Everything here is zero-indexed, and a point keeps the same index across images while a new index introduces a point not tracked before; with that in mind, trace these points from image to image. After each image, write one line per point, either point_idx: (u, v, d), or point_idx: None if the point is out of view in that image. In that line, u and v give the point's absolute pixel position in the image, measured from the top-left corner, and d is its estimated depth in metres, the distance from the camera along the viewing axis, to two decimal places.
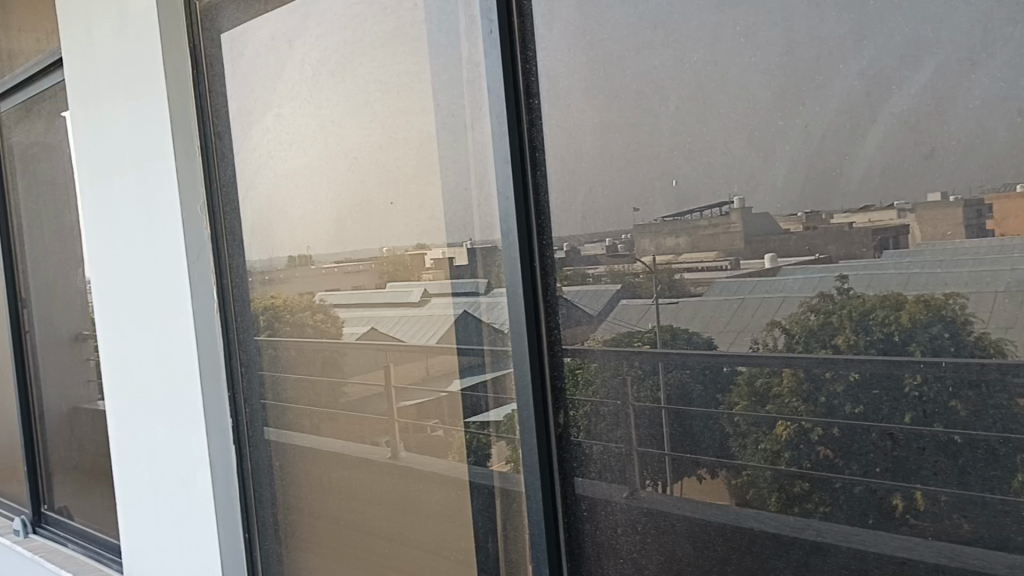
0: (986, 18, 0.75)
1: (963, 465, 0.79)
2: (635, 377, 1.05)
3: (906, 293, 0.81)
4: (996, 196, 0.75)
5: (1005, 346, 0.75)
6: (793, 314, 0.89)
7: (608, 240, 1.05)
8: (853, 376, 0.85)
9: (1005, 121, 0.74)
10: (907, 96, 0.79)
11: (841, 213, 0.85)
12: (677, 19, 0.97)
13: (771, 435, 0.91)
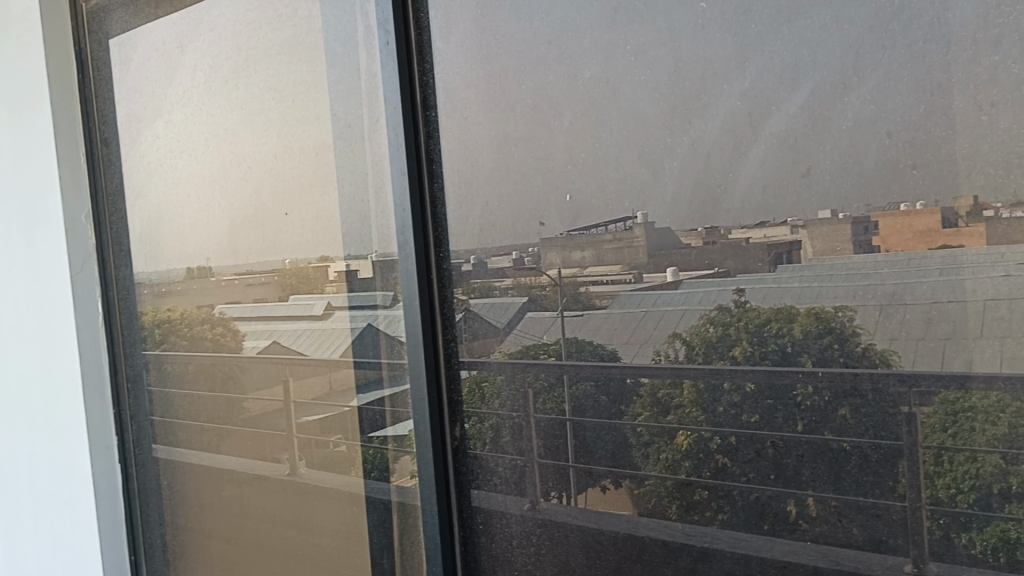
0: (857, 43, 0.79)
1: (838, 470, 0.82)
2: (535, 390, 1.05)
3: (798, 306, 0.83)
4: (881, 213, 0.78)
5: (890, 356, 0.78)
6: (693, 326, 0.90)
7: (515, 253, 1.05)
8: (750, 387, 0.87)
9: (875, 142, 0.78)
10: (785, 117, 0.83)
11: (738, 228, 0.86)
12: (571, 36, 0.99)
13: (673, 444, 0.92)
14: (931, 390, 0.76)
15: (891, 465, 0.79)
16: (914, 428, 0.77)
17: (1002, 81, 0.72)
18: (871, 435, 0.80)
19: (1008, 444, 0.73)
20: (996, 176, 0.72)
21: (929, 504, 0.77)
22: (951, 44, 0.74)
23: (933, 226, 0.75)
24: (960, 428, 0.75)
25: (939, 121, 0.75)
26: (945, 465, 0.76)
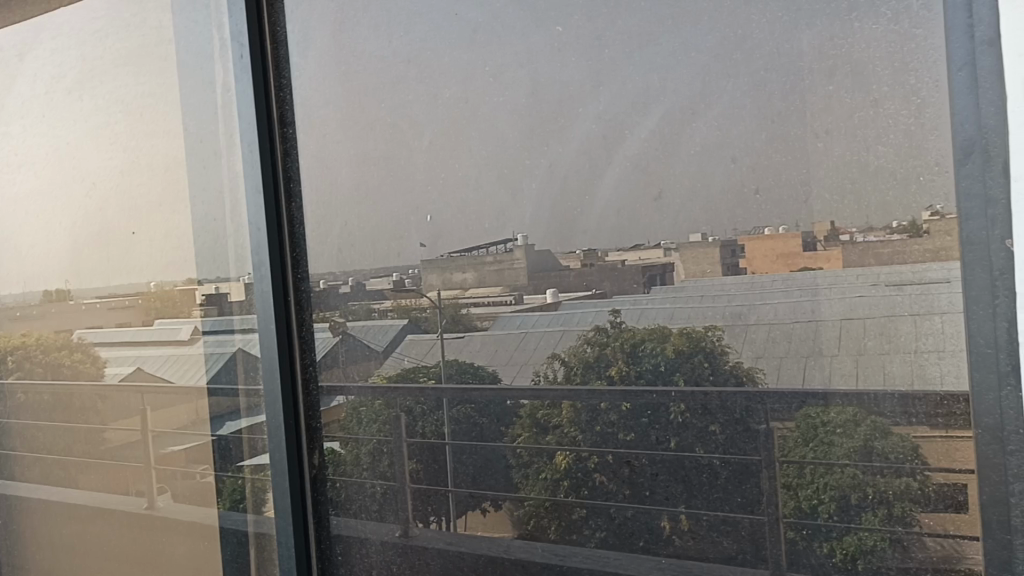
0: (704, 71, 0.81)
1: (691, 487, 0.84)
2: (406, 412, 1.02)
3: (670, 327, 0.84)
4: (748, 237, 0.79)
5: (755, 374, 0.80)
6: (572, 346, 0.89)
7: (395, 275, 1.02)
8: (624, 406, 0.87)
9: (722, 166, 0.80)
10: (638, 140, 0.84)
11: (614, 250, 0.86)
12: (431, 55, 0.99)
13: (551, 464, 0.91)
14: (777, 407, 0.79)
15: (751, 481, 0.80)
16: (772, 443, 0.79)
17: (836, 110, 0.75)
18: (724, 451, 0.82)
19: (860, 458, 0.74)
20: (832, 201, 0.75)
21: (787, 517, 0.78)
22: (791, 73, 0.77)
23: (796, 249, 0.77)
24: (820, 441, 0.76)
25: (780, 147, 0.77)
26: (807, 477, 0.77)
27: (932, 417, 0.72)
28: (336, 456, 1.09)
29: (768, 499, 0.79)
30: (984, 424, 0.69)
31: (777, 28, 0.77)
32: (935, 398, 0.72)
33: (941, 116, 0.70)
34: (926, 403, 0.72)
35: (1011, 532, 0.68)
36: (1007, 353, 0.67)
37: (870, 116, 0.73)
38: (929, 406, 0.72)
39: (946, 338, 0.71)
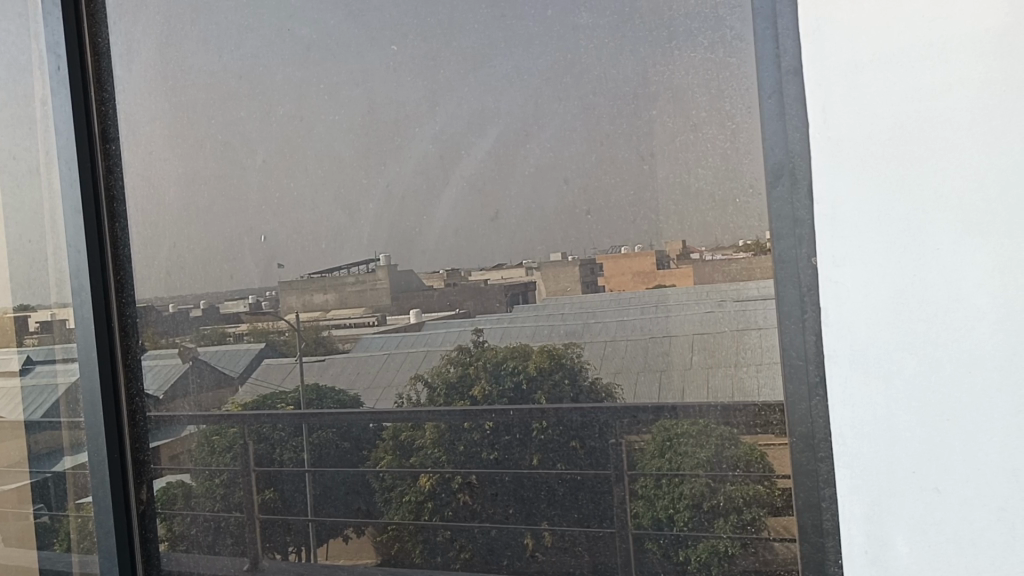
0: (535, 93, 0.82)
1: (530, 506, 0.84)
2: (257, 438, 0.97)
3: (532, 344, 0.84)
4: (605, 256, 0.79)
5: (614, 390, 0.80)
6: (434, 367, 0.88)
7: (252, 298, 0.96)
8: (488, 425, 0.86)
9: (554, 188, 0.81)
10: (473, 161, 0.84)
11: (477, 270, 0.85)
12: (262, 71, 0.96)
13: (415, 486, 0.89)
14: (608, 421, 0.81)
15: (604, 494, 0.82)
16: (621, 458, 0.81)
17: (659, 134, 0.78)
18: (560, 468, 0.83)
19: (715, 467, 0.76)
20: (657, 222, 0.78)
21: (644, 527, 0.80)
22: (617, 98, 0.79)
23: (650, 267, 0.78)
24: (674, 452, 0.78)
25: (609, 169, 0.79)
26: (663, 487, 0.78)
27: (750, 427, 0.75)
28: (187, 488, 1.02)
29: (615, 509, 0.81)
30: (797, 432, 0.73)
31: (604, 54, 0.80)
32: (754, 408, 0.75)
33: (753, 140, 0.75)
34: (745, 415, 0.75)
35: (823, 535, 0.72)
36: (815, 365, 0.72)
37: (690, 140, 0.77)
38: (747, 417, 0.75)
39: (762, 352, 0.75)
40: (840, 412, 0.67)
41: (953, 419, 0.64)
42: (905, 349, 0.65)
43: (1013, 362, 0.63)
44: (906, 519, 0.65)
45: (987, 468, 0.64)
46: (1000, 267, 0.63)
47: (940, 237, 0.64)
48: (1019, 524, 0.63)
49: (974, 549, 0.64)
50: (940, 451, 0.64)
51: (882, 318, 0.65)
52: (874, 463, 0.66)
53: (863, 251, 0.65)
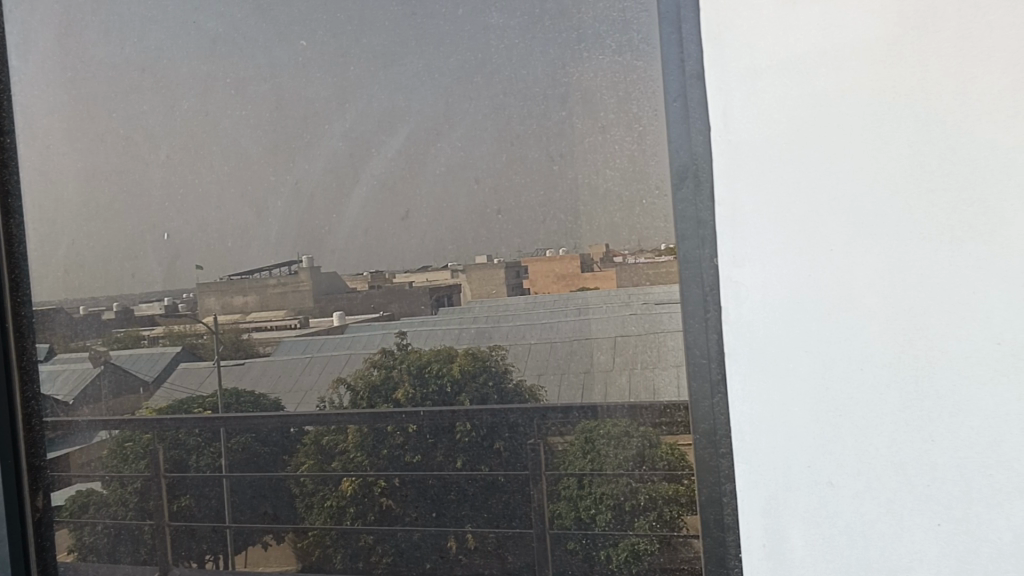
0: (446, 93, 0.83)
1: (440, 507, 0.84)
2: (169, 444, 0.94)
3: (456, 347, 0.83)
4: (531, 258, 0.80)
5: (538, 391, 0.80)
6: (358, 369, 0.87)
7: (166, 300, 0.93)
8: (411, 428, 0.85)
9: (464, 187, 0.82)
10: (384, 159, 0.84)
11: (402, 272, 0.85)
12: (166, 63, 0.94)
13: (337, 491, 0.87)
14: (518, 422, 0.81)
15: (514, 494, 0.82)
16: (543, 458, 0.80)
17: (568, 134, 0.78)
18: (481, 469, 0.83)
19: (635, 466, 0.76)
20: (566, 223, 0.79)
21: (567, 528, 0.79)
22: (527, 100, 0.80)
23: (574, 271, 0.79)
24: (596, 453, 0.78)
25: (518, 170, 0.80)
26: (587, 488, 0.78)
27: (657, 426, 0.76)
28: (93, 495, 0.98)
29: (522, 510, 0.81)
30: (699, 429, 0.73)
31: (514, 54, 0.80)
32: (659, 407, 0.76)
33: (659, 143, 0.75)
34: (651, 413, 0.76)
35: (724, 530, 0.72)
36: (718, 364, 0.72)
37: (599, 141, 0.77)
38: (652, 415, 0.76)
39: (666, 353, 0.76)
40: (739, 408, 0.69)
41: (845, 415, 0.66)
42: (800, 347, 0.67)
43: (901, 361, 0.66)
44: (800, 512, 0.68)
45: (876, 462, 0.66)
46: (889, 268, 0.65)
47: (832, 238, 0.66)
48: (906, 515, 0.66)
49: (865, 540, 0.67)
50: (832, 446, 0.67)
51: (779, 317, 0.67)
52: (772, 459, 0.68)
53: (761, 251, 0.67)
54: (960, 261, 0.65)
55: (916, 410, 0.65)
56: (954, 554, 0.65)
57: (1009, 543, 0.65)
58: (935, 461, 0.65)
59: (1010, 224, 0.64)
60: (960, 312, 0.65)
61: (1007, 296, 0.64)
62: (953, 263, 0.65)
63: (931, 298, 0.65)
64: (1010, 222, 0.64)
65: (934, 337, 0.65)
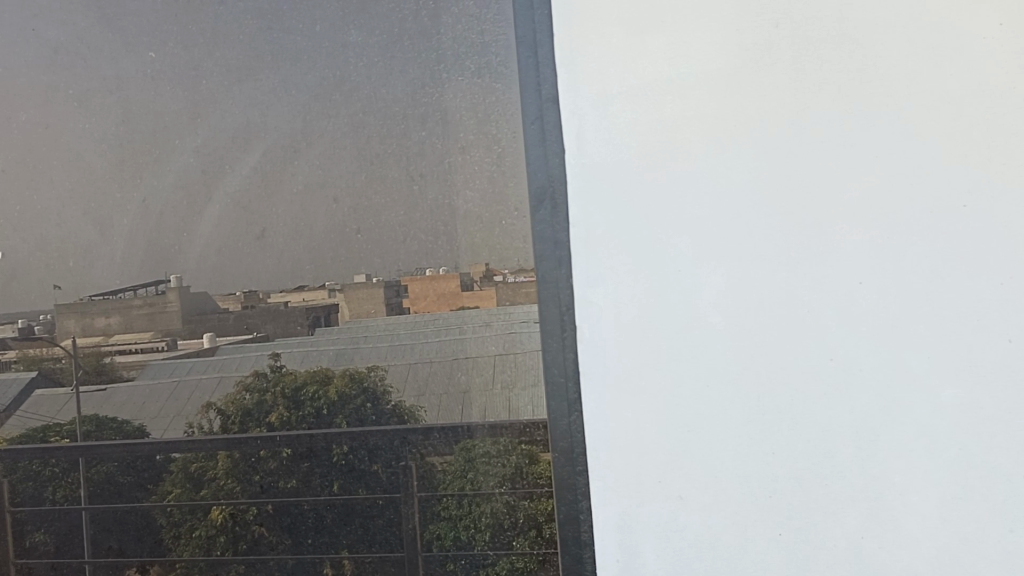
0: (305, 111, 0.80)
1: (300, 534, 0.79)
2: (24, 476, 0.85)
3: (333, 369, 0.79)
4: (410, 277, 0.78)
5: (416, 412, 0.77)
6: (228, 394, 0.80)
7: (20, 322, 0.85)
8: (286, 451, 0.79)
9: (323, 207, 0.79)
10: (239, 177, 0.80)
11: (277, 291, 0.81)
12: (3, 74, 0.89)
13: (206, 520, 0.79)
14: (378, 445, 0.78)
15: (373, 519, 0.78)
16: (413, 477, 0.77)
17: (428, 156, 0.78)
18: (360, 493, 0.79)
19: (513, 485, 0.74)
20: (426, 242, 0.78)
21: (446, 548, 0.76)
22: (386, 117, 0.79)
23: (455, 290, 0.77)
24: (475, 472, 0.75)
25: (378, 189, 0.79)
26: (464, 509, 0.75)
27: (518, 444, 0.75)
28: None
29: (382, 535, 0.78)
30: (558, 447, 0.73)
31: (373, 72, 0.79)
32: (519, 426, 0.76)
33: (518, 164, 0.76)
34: (511, 432, 0.76)
35: (581, 547, 0.72)
36: (574, 383, 0.72)
37: (460, 162, 0.78)
38: (512, 434, 0.76)
39: (526, 372, 0.76)
40: (594, 426, 0.71)
41: (694, 430, 0.70)
42: (651, 366, 0.70)
43: (746, 376, 0.69)
44: (653, 528, 0.71)
45: (722, 475, 0.70)
46: (732, 289, 0.69)
47: (680, 260, 0.69)
48: (749, 526, 0.70)
49: (712, 552, 0.70)
50: (681, 462, 0.70)
51: (631, 336, 0.70)
52: (625, 475, 0.71)
53: (614, 272, 0.70)
54: (797, 281, 0.68)
55: (758, 424, 0.69)
56: (794, 562, 0.70)
57: (843, 550, 0.69)
58: (775, 473, 0.69)
59: (840, 245, 0.68)
60: (798, 330, 0.68)
61: (839, 314, 0.68)
62: (789, 282, 0.68)
63: (771, 317, 0.68)
64: (840, 244, 0.68)
65: (773, 355, 0.69)
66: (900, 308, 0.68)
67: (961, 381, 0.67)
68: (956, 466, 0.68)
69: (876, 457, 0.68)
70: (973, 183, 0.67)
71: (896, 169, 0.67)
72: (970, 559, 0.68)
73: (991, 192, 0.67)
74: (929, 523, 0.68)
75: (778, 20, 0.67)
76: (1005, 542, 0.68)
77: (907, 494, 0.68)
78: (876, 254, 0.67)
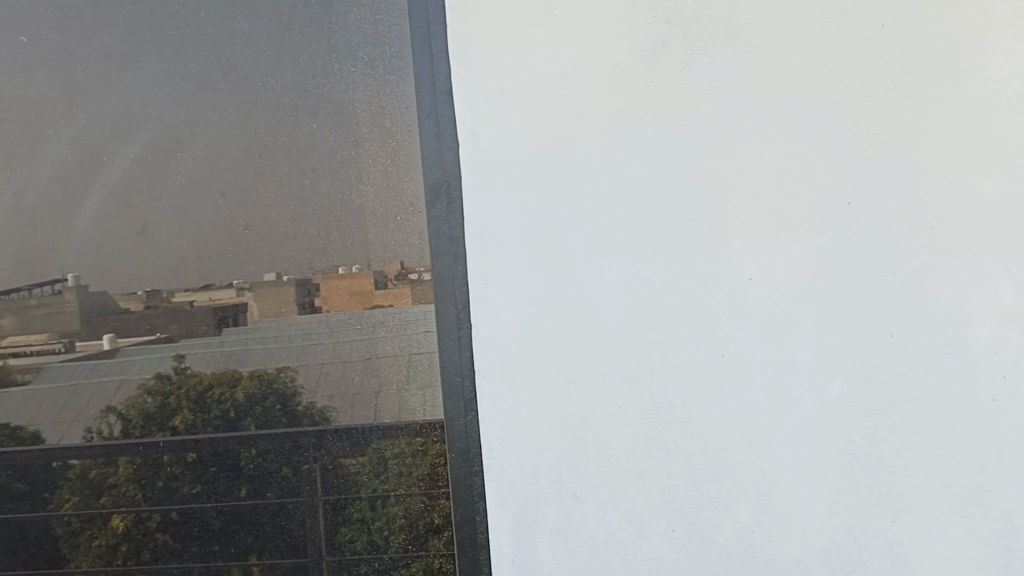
0: (188, 99, 0.76)
1: (206, 540, 0.77)
2: None
3: (240, 369, 0.75)
4: (324, 276, 0.75)
5: (329, 413, 0.75)
6: (129, 398, 0.76)
7: None
8: (190, 457, 0.76)
9: (209, 202, 0.76)
10: (118, 170, 0.76)
11: (182, 290, 0.76)
12: None
13: (106, 528, 0.77)
14: (279, 449, 0.76)
15: (280, 522, 0.77)
16: (324, 480, 0.76)
17: (320, 148, 0.75)
18: (270, 497, 0.77)
19: (426, 486, 0.74)
20: (319, 238, 0.76)
21: (358, 553, 0.76)
22: (275, 108, 0.76)
23: (369, 288, 0.75)
24: (384, 474, 0.75)
25: (268, 183, 0.76)
26: (377, 512, 0.75)
27: (411, 446, 0.74)
28: None
29: (272, 543, 0.77)
30: (456, 448, 0.72)
31: (261, 62, 0.76)
32: (415, 427, 0.74)
33: (414, 158, 0.74)
34: (406, 433, 0.74)
35: (478, 549, 0.72)
36: (471, 382, 0.72)
37: (352, 156, 0.75)
38: (407, 435, 0.74)
39: (422, 372, 0.74)
40: (490, 426, 0.70)
41: (588, 429, 0.70)
42: (547, 364, 0.69)
43: (639, 373, 0.69)
44: (548, 527, 0.70)
45: (617, 473, 0.70)
46: (628, 285, 0.69)
47: (576, 257, 0.69)
48: (644, 523, 0.70)
49: (608, 550, 0.70)
50: (577, 460, 0.70)
51: (527, 334, 0.69)
52: (520, 475, 0.70)
53: (508, 269, 0.69)
54: (689, 278, 0.69)
55: (653, 421, 0.69)
56: (688, 558, 0.70)
57: (734, 544, 0.70)
58: (668, 470, 0.70)
59: (730, 242, 0.68)
60: (690, 327, 0.69)
61: (729, 311, 0.69)
62: (682, 279, 0.69)
63: (664, 313, 0.69)
64: (731, 241, 0.68)
65: (666, 352, 0.69)
66: (788, 305, 0.68)
67: (846, 375, 0.69)
68: (842, 459, 0.69)
69: (766, 452, 0.69)
70: (857, 182, 0.68)
71: (784, 167, 0.68)
72: (855, 549, 0.70)
73: (874, 190, 0.68)
74: (817, 515, 0.70)
75: (669, 17, 0.68)
76: (888, 532, 0.69)
77: (796, 488, 0.69)
78: (765, 251, 0.68)
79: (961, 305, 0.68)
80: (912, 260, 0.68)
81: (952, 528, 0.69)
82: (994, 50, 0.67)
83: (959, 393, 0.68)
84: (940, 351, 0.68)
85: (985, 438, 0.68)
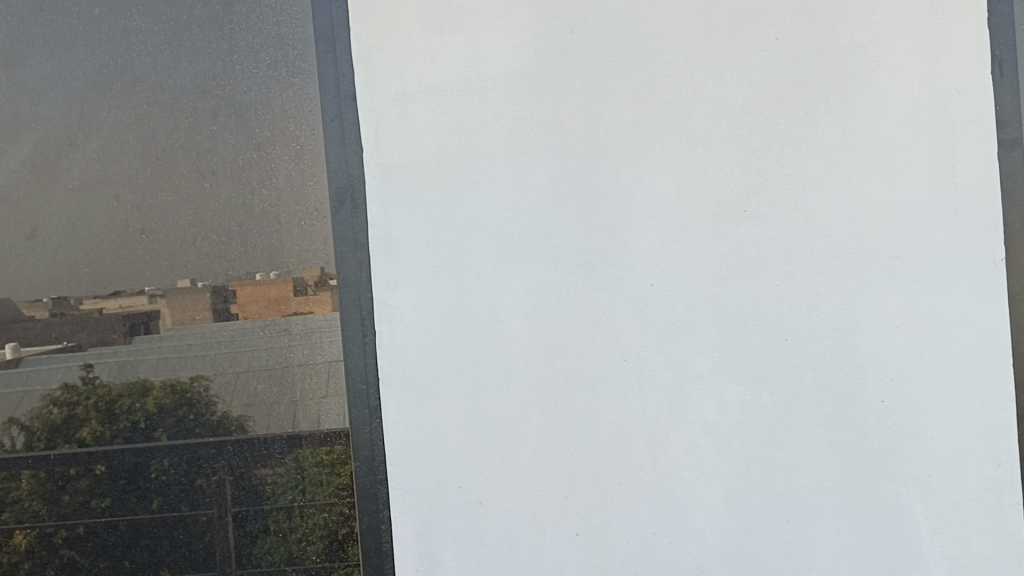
0: (81, 100, 0.73)
1: (115, 555, 0.74)
2: None
3: (152, 379, 0.73)
4: (240, 282, 0.73)
5: (246, 422, 0.73)
6: (33, 409, 0.73)
7: None
8: (99, 469, 0.74)
9: (102, 205, 0.73)
10: (6, 171, 0.73)
11: (90, 297, 0.73)
12: None
13: (8, 545, 0.74)
14: (193, 460, 0.73)
15: (195, 536, 0.74)
16: (242, 490, 0.74)
17: (221, 151, 0.73)
18: (183, 509, 0.74)
19: (344, 495, 0.73)
20: (219, 244, 0.74)
21: (274, 564, 0.74)
22: (173, 110, 0.73)
23: (287, 295, 0.73)
24: (302, 484, 0.73)
25: (165, 186, 0.73)
26: (296, 521, 0.73)
27: (316, 456, 0.73)
28: None
29: (173, 558, 0.74)
30: (359, 457, 0.72)
31: (158, 62, 0.73)
32: (319, 435, 0.73)
33: (318, 163, 0.73)
34: (312, 441, 0.73)
35: (382, 558, 0.72)
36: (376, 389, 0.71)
37: (254, 159, 0.73)
38: (318, 443, 0.73)
39: (327, 381, 0.73)
40: (393, 432, 0.70)
41: (493, 433, 0.70)
42: (451, 370, 0.70)
43: (544, 380, 0.70)
44: (453, 534, 0.70)
45: (522, 479, 0.70)
46: (532, 291, 0.69)
47: (480, 261, 0.69)
48: (548, 528, 0.70)
49: (512, 556, 0.70)
50: (481, 466, 0.70)
51: (431, 340, 0.69)
52: (424, 483, 0.70)
53: (413, 275, 0.69)
54: (592, 283, 0.69)
55: (557, 426, 0.70)
56: (590, 561, 0.71)
57: (635, 547, 0.71)
58: (572, 473, 0.70)
59: (632, 249, 0.69)
60: (594, 332, 0.70)
61: (632, 315, 0.70)
62: (586, 285, 0.69)
63: (569, 319, 0.70)
64: (632, 247, 0.69)
65: (571, 357, 0.70)
66: (687, 310, 0.70)
67: (743, 378, 0.70)
68: (739, 461, 0.71)
69: (666, 455, 0.71)
70: (753, 190, 0.70)
71: (683, 175, 0.69)
72: (751, 549, 0.71)
73: (769, 198, 0.70)
74: (714, 516, 0.71)
75: (572, 25, 0.68)
76: (783, 531, 0.71)
77: (695, 489, 0.71)
78: (665, 257, 0.70)
79: (850, 310, 0.70)
80: (806, 267, 0.70)
81: (843, 526, 0.71)
82: (880, 65, 0.69)
83: (849, 395, 0.71)
84: (830, 354, 0.70)
85: (873, 438, 0.71)
